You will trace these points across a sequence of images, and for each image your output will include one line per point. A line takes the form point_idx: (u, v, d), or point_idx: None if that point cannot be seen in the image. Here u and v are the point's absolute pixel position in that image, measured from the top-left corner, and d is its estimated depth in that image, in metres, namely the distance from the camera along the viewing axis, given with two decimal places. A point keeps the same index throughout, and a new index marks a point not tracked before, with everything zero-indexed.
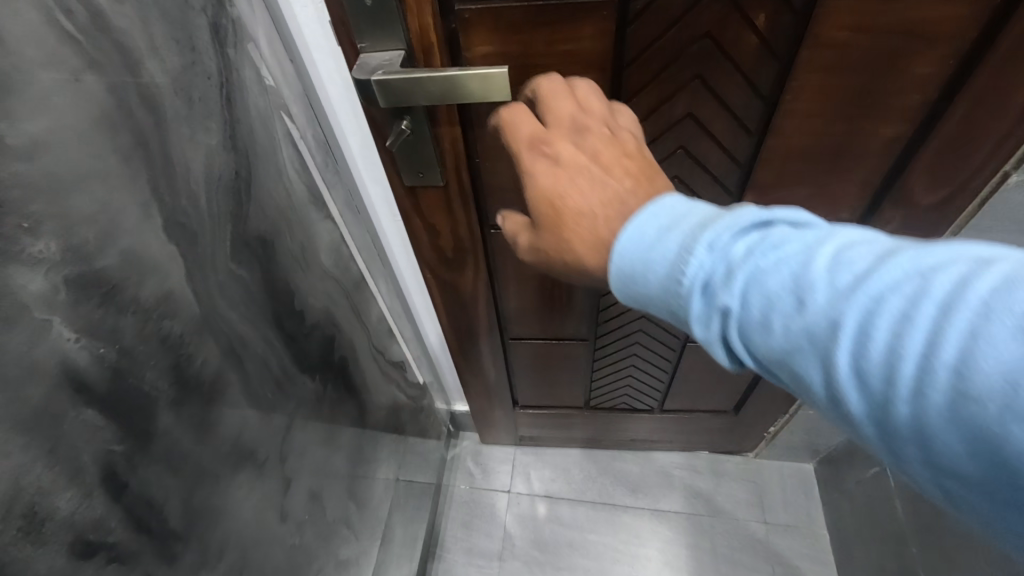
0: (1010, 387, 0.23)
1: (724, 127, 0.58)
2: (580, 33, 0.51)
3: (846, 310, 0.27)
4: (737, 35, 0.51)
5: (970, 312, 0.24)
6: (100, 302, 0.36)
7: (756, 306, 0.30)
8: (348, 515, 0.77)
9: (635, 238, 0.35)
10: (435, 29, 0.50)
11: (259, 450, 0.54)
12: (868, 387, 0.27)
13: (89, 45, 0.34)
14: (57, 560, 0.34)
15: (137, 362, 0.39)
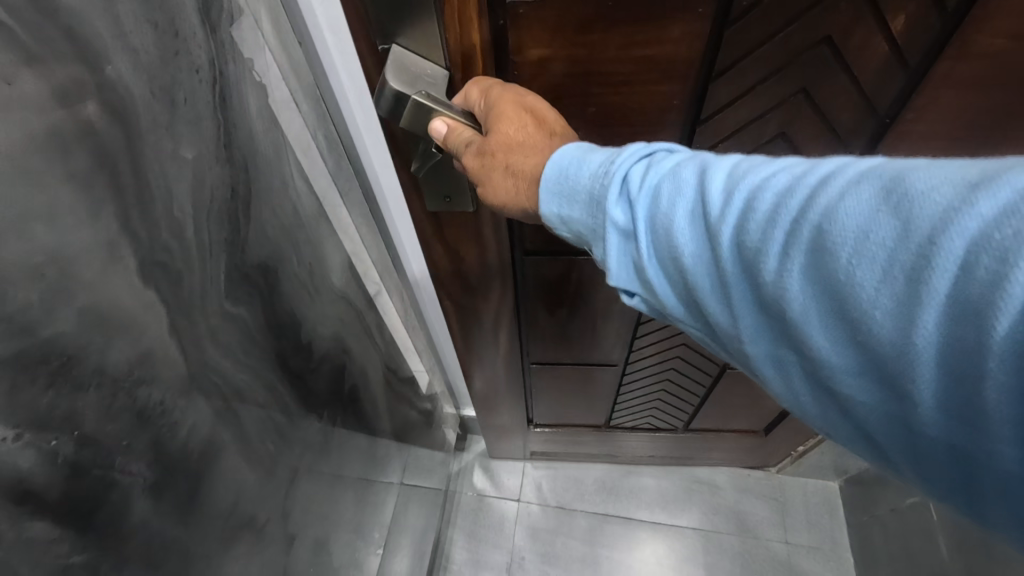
0: (861, 236, 0.23)
1: (822, 150, 0.51)
2: (665, 37, 0.41)
3: (729, 185, 0.28)
4: (865, 40, 0.42)
5: (846, 178, 0.24)
6: (50, 382, 0.27)
7: (657, 197, 0.30)
8: (354, 554, 0.70)
9: (565, 161, 0.35)
10: (477, 28, 0.39)
11: (258, 513, 0.46)
12: (748, 264, 0.27)
13: (25, 34, 0.24)
14: None
15: (104, 448, 0.30)
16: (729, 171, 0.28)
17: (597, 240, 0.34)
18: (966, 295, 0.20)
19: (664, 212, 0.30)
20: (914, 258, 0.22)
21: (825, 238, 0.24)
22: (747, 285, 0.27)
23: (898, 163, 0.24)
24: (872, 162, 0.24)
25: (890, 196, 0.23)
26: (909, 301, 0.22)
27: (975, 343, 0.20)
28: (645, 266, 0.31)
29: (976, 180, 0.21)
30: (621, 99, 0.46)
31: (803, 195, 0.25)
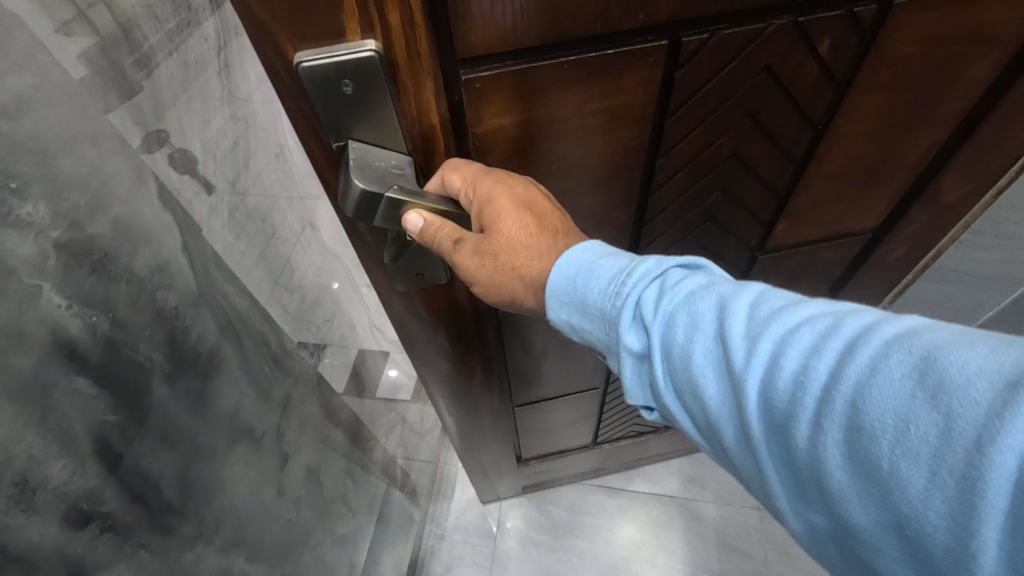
0: (899, 424, 0.23)
1: (769, 162, 0.55)
2: (620, 86, 0.43)
3: (758, 334, 0.29)
4: (798, 65, 0.46)
5: (874, 351, 0.25)
6: (93, 269, 0.35)
7: (685, 337, 0.32)
8: (345, 492, 0.77)
9: (576, 269, 0.39)
10: (437, 109, 0.36)
11: (255, 425, 0.54)
12: (776, 420, 0.28)
13: None
14: (49, 530, 0.33)
15: (131, 333, 0.38)
16: (760, 318, 0.30)
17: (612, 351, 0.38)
18: (1010, 504, 0.21)
19: (692, 350, 0.32)
20: (947, 454, 0.22)
21: (860, 414, 0.25)
22: (779, 440, 0.28)
23: (925, 342, 0.24)
24: (909, 335, 0.25)
25: (916, 382, 0.24)
26: (943, 489, 0.22)
27: (1016, 549, 0.21)
28: (664, 390, 0.34)
29: (1007, 379, 0.21)
30: (581, 149, 0.47)
31: (833, 365, 0.26)
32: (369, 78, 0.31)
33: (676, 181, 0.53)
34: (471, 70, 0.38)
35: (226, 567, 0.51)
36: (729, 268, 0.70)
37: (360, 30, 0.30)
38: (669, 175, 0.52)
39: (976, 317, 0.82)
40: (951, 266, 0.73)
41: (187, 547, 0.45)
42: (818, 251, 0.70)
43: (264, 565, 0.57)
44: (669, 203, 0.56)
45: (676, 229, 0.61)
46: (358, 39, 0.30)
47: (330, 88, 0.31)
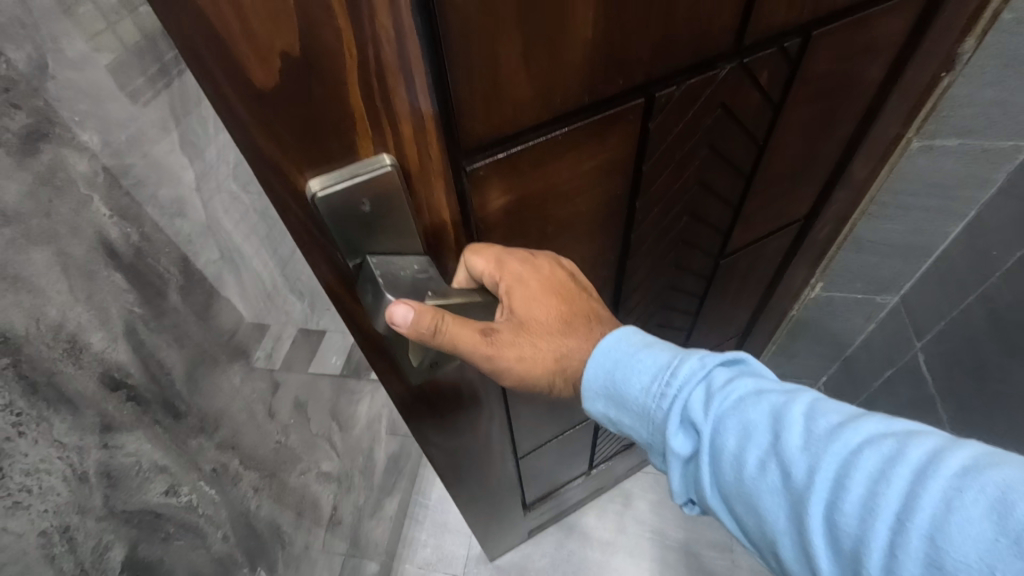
0: (983, 567, 0.25)
1: (727, 181, 0.60)
2: (604, 143, 0.47)
3: (813, 453, 0.33)
4: (745, 98, 0.52)
5: (943, 485, 0.28)
6: (127, 190, 0.46)
7: (741, 448, 0.36)
8: (331, 433, 0.87)
9: (610, 357, 0.44)
10: (447, 205, 0.39)
11: (250, 348, 0.64)
12: (840, 540, 0.30)
13: None
14: (89, 382, 0.43)
15: (153, 246, 0.49)
16: (817, 436, 0.33)
17: (657, 448, 0.42)
18: None
19: (744, 460, 0.36)
20: None
21: (908, 539, 0.28)
22: (843, 560, 0.30)
23: (998, 479, 0.27)
24: (976, 470, 0.28)
25: (1001, 525, 0.26)
26: None
27: None
28: (707, 487, 0.38)
29: None
30: (572, 208, 0.50)
31: (902, 496, 0.29)
32: (386, 196, 0.34)
33: (653, 213, 0.58)
34: (476, 160, 0.40)
35: (223, 463, 0.61)
36: (699, 279, 0.75)
37: (372, 147, 0.32)
38: (647, 209, 0.57)
39: (899, 289, 0.89)
40: (867, 238, 0.82)
41: (192, 435, 0.55)
42: (766, 243, 0.76)
43: (257, 473, 0.67)
44: (648, 238, 0.61)
45: (656, 256, 0.65)
46: (372, 156, 0.33)
47: (348, 207, 0.33)
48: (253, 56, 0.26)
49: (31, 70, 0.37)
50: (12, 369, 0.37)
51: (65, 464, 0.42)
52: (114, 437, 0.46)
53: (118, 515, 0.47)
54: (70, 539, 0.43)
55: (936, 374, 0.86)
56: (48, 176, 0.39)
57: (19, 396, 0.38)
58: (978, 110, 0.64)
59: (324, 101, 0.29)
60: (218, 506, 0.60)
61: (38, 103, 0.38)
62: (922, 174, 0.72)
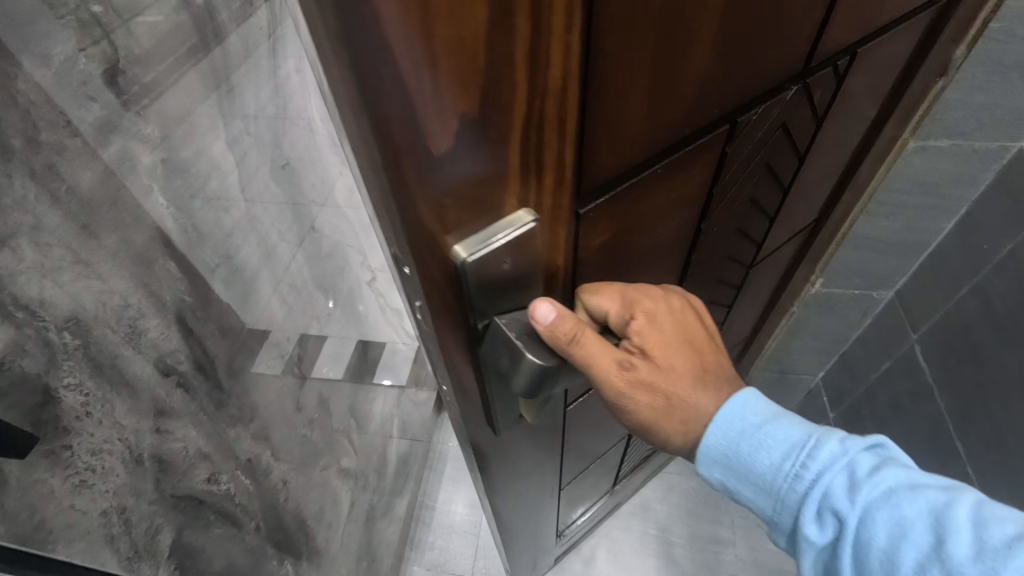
0: None
1: (770, 193, 0.63)
2: (692, 171, 0.47)
3: (985, 563, 0.33)
4: (799, 114, 0.54)
5: None
6: (181, 182, 0.47)
7: (893, 542, 0.36)
8: (348, 430, 0.88)
9: (732, 420, 0.45)
10: (561, 245, 0.40)
11: (280, 340, 0.66)
12: None
13: None
14: (147, 367, 0.45)
15: (202, 237, 0.51)
16: (990, 548, 0.33)
17: (787, 526, 0.43)
18: None
19: (896, 556, 0.36)
20: None
21: None
22: None
23: None
24: None
25: None
26: None
27: None
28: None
29: None
30: (657, 237, 0.50)
31: None
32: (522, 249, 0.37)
33: (713, 231, 0.59)
34: (593, 202, 0.39)
35: (257, 454, 0.62)
36: (733, 288, 0.76)
37: (514, 204, 0.35)
38: (709, 228, 0.57)
39: (893, 286, 0.94)
40: (864, 234, 0.86)
41: (230, 424, 0.57)
42: (784, 246, 0.79)
43: (286, 465, 0.69)
44: (704, 255, 0.62)
45: (705, 272, 0.66)
46: (515, 213, 0.35)
47: (492, 265, 0.36)
48: (435, 120, 0.28)
49: (105, 66, 0.39)
50: (83, 350, 0.39)
51: (123, 445, 0.43)
52: (166, 421, 0.47)
53: (167, 499, 0.48)
54: (125, 520, 0.43)
55: (930, 363, 0.90)
56: (117, 166, 0.41)
57: (89, 377, 0.39)
58: (971, 112, 0.69)
59: (480, 160, 0.31)
60: (252, 496, 0.61)
61: (111, 97, 0.40)
62: (916, 172, 0.77)
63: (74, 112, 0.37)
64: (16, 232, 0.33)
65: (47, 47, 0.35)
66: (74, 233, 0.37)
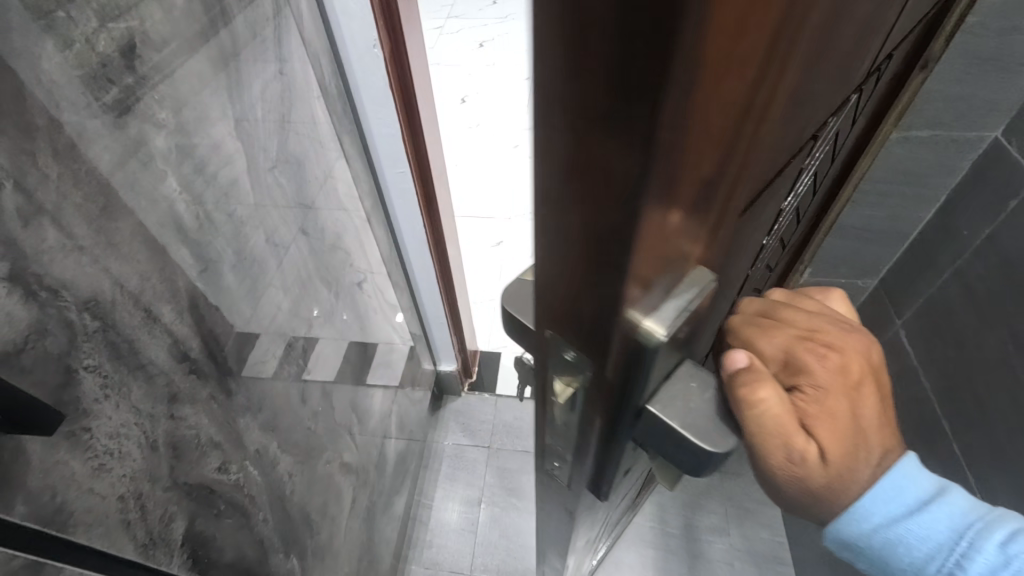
0: None
1: (805, 200, 0.60)
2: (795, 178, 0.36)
3: None
4: (847, 119, 0.50)
5: None
6: (193, 168, 0.48)
7: None
8: (349, 424, 0.88)
9: (888, 497, 0.38)
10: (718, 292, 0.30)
11: (287, 331, 0.66)
12: None
13: None
14: (161, 352, 0.45)
15: (213, 224, 0.51)
16: None
17: None
18: None
19: None
20: None
21: None
22: None
23: None
24: None
25: None
26: None
27: None
28: None
29: None
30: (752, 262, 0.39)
31: None
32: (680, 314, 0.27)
33: (768, 247, 0.53)
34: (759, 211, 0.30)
35: (265, 445, 0.62)
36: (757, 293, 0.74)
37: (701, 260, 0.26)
38: (768, 245, 0.52)
39: (878, 273, 0.99)
40: (850, 223, 0.89)
41: (239, 414, 0.57)
42: (797, 246, 0.79)
43: (292, 457, 0.69)
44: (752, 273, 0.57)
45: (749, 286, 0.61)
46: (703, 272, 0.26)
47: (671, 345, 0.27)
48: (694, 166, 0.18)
49: (123, 50, 0.40)
50: (102, 333, 0.39)
51: (139, 430, 0.43)
52: (179, 408, 0.47)
53: (180, 487, 0.48)
54: (142, 507, 0.43)
55: (914, 348, 0.93)
56: (134, 149, 0.41)
57: (106, 359, 0.39)
58: (947, 103, 0.73)
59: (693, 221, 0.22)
60: (261, 487, 0.61)
61: (127, 80, 0.40)
62: (900, 163, 0.80)
63: (94, 94, 0.37)
64: (38, 209, 0.34)
65: (68, 28, 0.35)
66: (93, 214, 0.38)
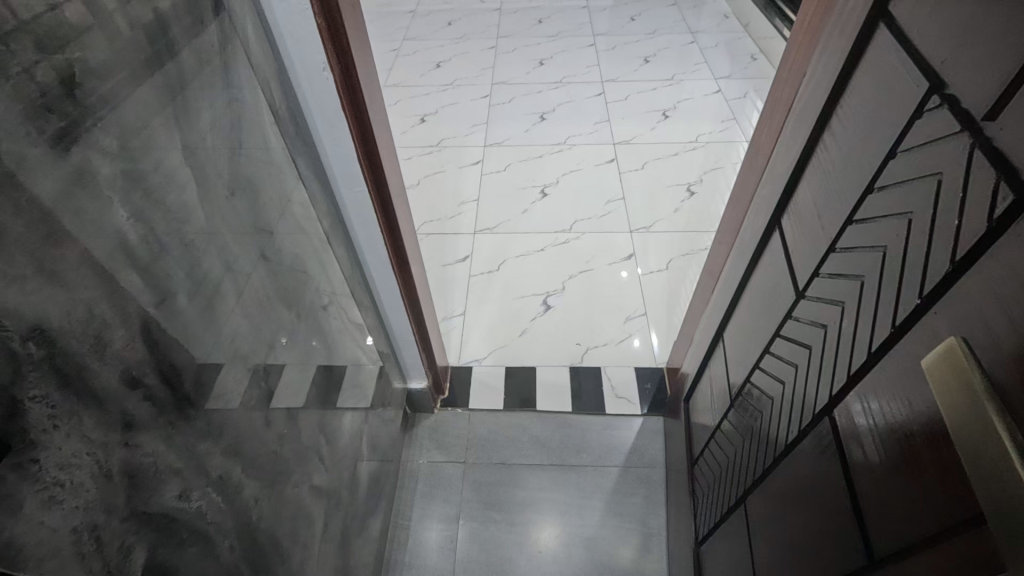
0: None
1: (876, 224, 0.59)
2: None
3: None
4: None
5: None
6: (141, 194, 0.48)
7: None
8: (318, 445, 0.88)
9: None
10: None
11: (246, 354, 0.66)
12: None
13: (126, 11, 0.47)
14: (114, 380, 0.44)
15: (164, 249, 0.51)
16: None
17: None
18: None
19: None
20: None
21: None
22: None
23: None
24: None
25: None
26: None
27: None
28: None
29: None
30: None
31: None
32: None
33: None
34: None
35: (228, 470, 0.61)
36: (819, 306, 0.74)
37: None
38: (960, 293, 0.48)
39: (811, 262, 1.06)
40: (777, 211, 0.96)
41: (200, 439, 0.56)
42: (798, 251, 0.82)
43: (257, 481, 0.68)
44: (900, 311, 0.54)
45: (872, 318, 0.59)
46: None
47: None
48: None
49: (62, 79, 0.40)
50: (48, 362, 0.38)
51: (92, 460, 0.42)
52: (134, 435, 0.46)
53: (139, 516, 0.47)
54: (97, 539, 0.42)
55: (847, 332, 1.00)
56: (77, 177, 0.41)
57: (54, 389, 0.39)
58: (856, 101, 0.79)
59: None
60: (225, 514, 0.60)
61: (68, 108, 0.40)
62: None
63: (35, 123, 0.38)
64: None
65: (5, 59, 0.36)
66: (36, 243, 0.38)
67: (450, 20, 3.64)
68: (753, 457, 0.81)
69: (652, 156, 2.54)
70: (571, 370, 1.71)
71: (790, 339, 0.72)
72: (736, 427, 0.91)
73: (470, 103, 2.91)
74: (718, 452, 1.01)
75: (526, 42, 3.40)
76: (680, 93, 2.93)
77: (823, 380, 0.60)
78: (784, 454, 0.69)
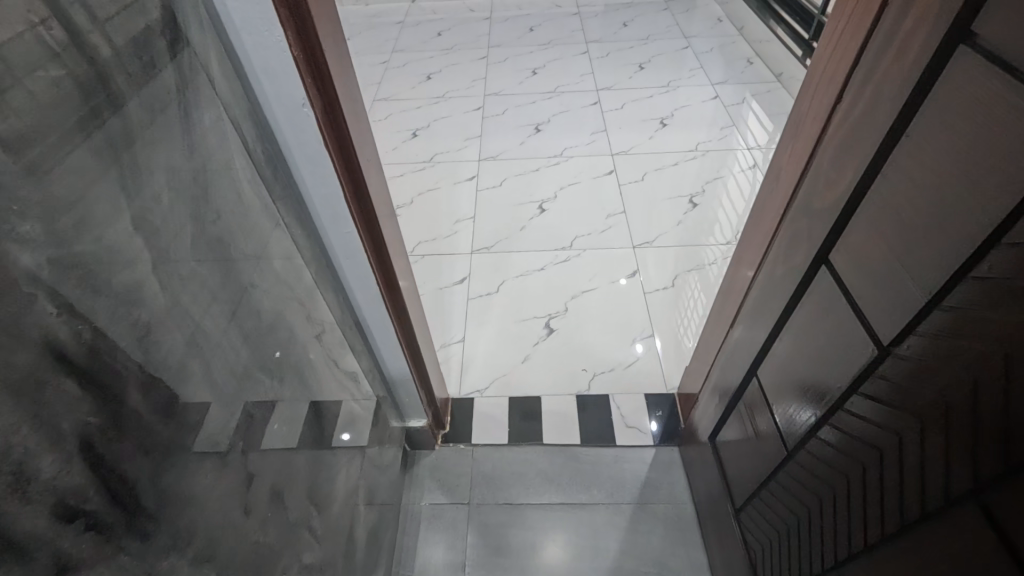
0: None
1: None
2: None
3: None
4: None
5: None
6: (78, 282, 0.40)
7: None
8: (307, 519, 0.79)
9: None
10: None
11: (220, 440, 0.58)
12: None
13: (49, 65, 0.39)
14: (41, 522, 0.36)
15: (112, 343, 0.43)
16: None
17: None
18: None
19: None
20: None
21: None
22: None
23: None
24: None
25: None
26: None
27: None
28: None
29: None
30: None
31: None
32: None
33: None
34: None
35: None
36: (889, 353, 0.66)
37: None
38: None
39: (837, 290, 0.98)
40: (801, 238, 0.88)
41: (163, 555, 0.48)
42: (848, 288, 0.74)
43: None
44: None
45: None
46: None
47: None
48: None
49: None
50: None
51: None
52: None
53: None
54: None
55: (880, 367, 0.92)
56: None
57: None
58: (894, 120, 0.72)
59: None
60: None
61: None
62: None
63: None
64: None
65: None
66: None
67: (438, 31, 3.57)
68: (833, 523, 0.73)
69: (652, 167, 2.47)
70: (578, 398, 1.63)
71: (877, 400, 0.62)
72: (804, 485, 0.81)
73: (463, 116, 2.83)
74: (776, 503, 0.91)
75: (517, 52, 3.34)
76: (676, 100, 2.87)
77: (948, 457, 0.51)
78: (898, 536, 0.59)
